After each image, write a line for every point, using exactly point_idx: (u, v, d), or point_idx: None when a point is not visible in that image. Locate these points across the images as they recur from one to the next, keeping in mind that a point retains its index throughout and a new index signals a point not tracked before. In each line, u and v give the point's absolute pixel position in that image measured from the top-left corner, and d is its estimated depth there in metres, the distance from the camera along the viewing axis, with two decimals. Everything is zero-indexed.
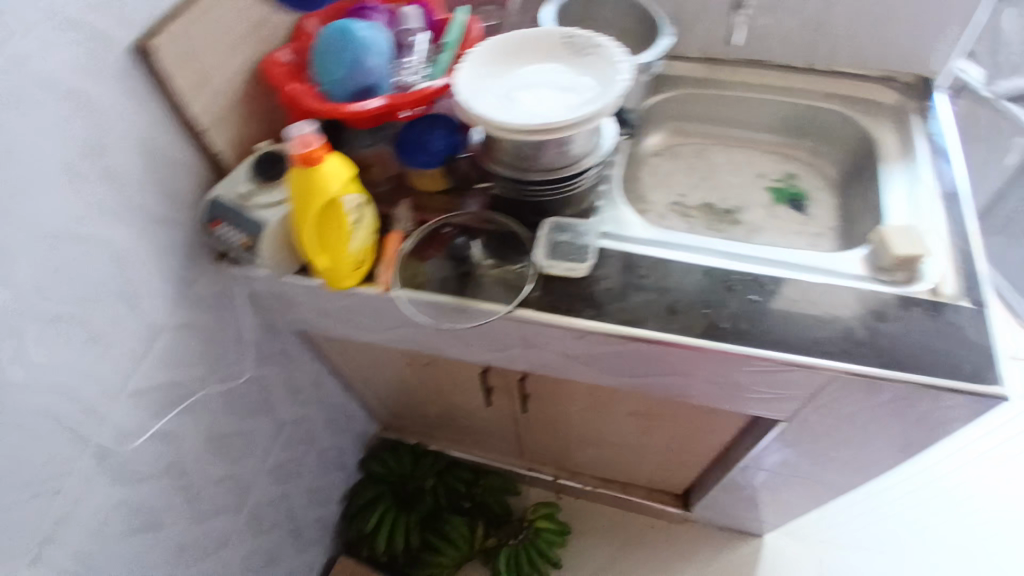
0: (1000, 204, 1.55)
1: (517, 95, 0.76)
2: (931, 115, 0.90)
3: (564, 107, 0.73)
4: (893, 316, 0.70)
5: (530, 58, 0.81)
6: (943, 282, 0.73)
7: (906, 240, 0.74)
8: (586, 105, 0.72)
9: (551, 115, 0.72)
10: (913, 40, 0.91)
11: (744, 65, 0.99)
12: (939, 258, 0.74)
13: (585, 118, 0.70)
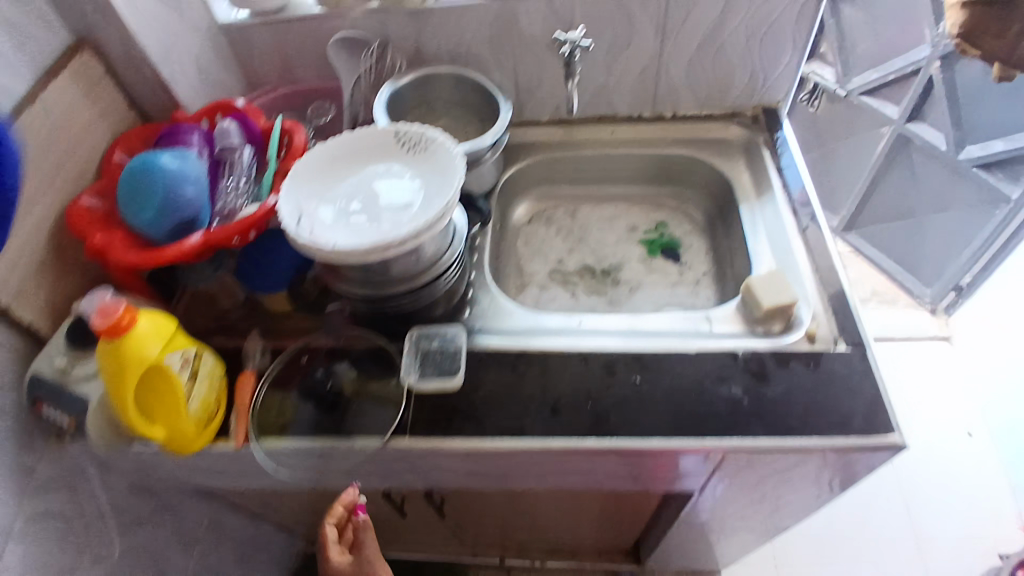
0: (881, 191, 1.60)
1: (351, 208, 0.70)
2: (779, 146, 0.91)
3: (396, 219, 0.68)
4: (776, 375, 0.67)
5: (362, 162, 0.75)
6: (818, 328, 0.71)
7: (776, 287, 0.72)
8: (416, 216, 0.67)
9: (387, 228, 0.66)
10: (751, 79, 0.91)
11: (595, 122, 0.98)
12: (810, 301, 0.74)
13: (415, 233, 0.64)
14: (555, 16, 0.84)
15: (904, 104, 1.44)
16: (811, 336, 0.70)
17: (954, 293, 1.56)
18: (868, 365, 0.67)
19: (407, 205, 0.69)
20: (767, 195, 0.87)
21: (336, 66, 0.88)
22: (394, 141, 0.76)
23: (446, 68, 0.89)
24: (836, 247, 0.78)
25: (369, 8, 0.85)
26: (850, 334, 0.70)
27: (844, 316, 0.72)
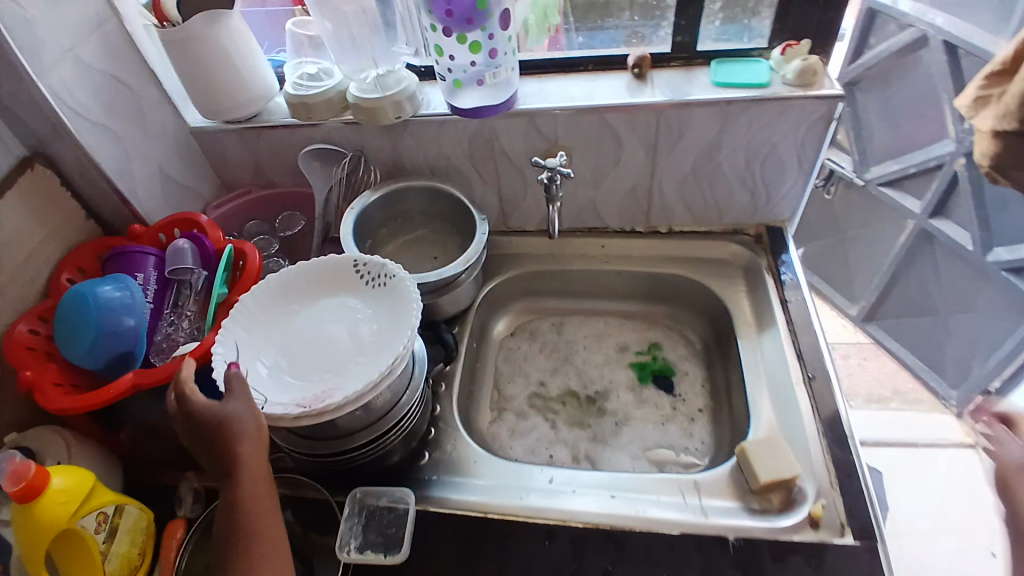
0: (900, 283, 1.52)
1: (301, 355, 0.66)
2: (783, 272, 0.84)
3: (345, 376, 0.63)
4: (772, 565, 0.59)
5: (320, 294, 0.71)
6: (822, 510, 0.62)
7: (774, 456, 0.65)
8: (366, 375, 0.62)
9: (332, 388, 0.61)
10: (753, 197, 0.84)
11: (584, 232, 0.92)
12: (815, 475, 0.66)
13: (359, 394, 0.59)
14: (539, 135, 0.80)
15: (925, 199, 1.37)
16: (814, 520, 0.62)
17: (983, 396, 1.43)
18: (878, 564, 0.58)
19: (360, 358, 0.64)
20: (768, 329, 0.80)
21: (309, 177, 0.84)
22: (355, 274, 0.71)
23: (422, 181, 0.85)
24: (846, 410, 0.71)
25: (345, 121, 0.81)
26: (858, 522, 0.62)
27: (848, 492, 0.64)
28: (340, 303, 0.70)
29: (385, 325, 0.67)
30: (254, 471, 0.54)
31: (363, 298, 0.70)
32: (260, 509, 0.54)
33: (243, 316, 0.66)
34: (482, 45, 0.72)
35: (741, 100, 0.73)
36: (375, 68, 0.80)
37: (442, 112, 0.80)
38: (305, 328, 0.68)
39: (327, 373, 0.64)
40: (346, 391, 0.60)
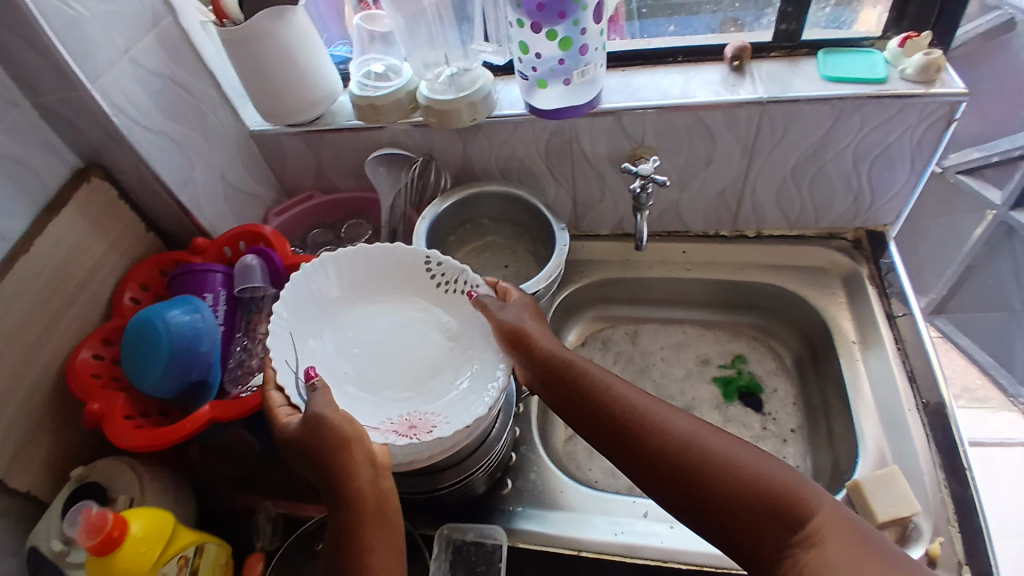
0: (975, 274, 1.43)
1: (388, 359, 0.65)
2: (887, 284, 0.78)
3: (429, 396, 0.62)
4: None
5: (396, 288, 0.69)
6: (940, 548, 0.60)
7: (891, 493, 0.60)
8: (462, 401, 0.60)
9: (429, 407, 0.61)
10: (857, 200, 0.77)
11: (663, 236, 0.86)
12: (931, 512, 0.62)
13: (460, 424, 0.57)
14: (624, 136, 0.74)
15: (1008, 191, 1.29)
16: (931, 559, 0.59)
17: None
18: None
19: (442, 375, 0.63)
20: (873, 346, 0.74)
21: (376, 182, 0.80)
22: (425, 271, 0.68)
23: (495, 185, 0.80)
24: (964, 436, 0.66)
25: (414, 123, 0.76)
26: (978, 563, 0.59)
27: (967, 529, 0.61)
28: (421, 300, 0.68)
29: (473, 330, 0.65)
30: (370, 477, 0.52)
31: (443, 297, 0.68)
32: (373, 510, 0.52)
33: (313, 325, 0.64)
34: (573, 43, 0.66)
35: (855, 96, 0.66)
36: (448, 66, 0.75)
37: (518, 112, 0.74)
38: (365, 331, 0.67)
39: (406, 390, 0.63)
40: (446, 418, 0.59)
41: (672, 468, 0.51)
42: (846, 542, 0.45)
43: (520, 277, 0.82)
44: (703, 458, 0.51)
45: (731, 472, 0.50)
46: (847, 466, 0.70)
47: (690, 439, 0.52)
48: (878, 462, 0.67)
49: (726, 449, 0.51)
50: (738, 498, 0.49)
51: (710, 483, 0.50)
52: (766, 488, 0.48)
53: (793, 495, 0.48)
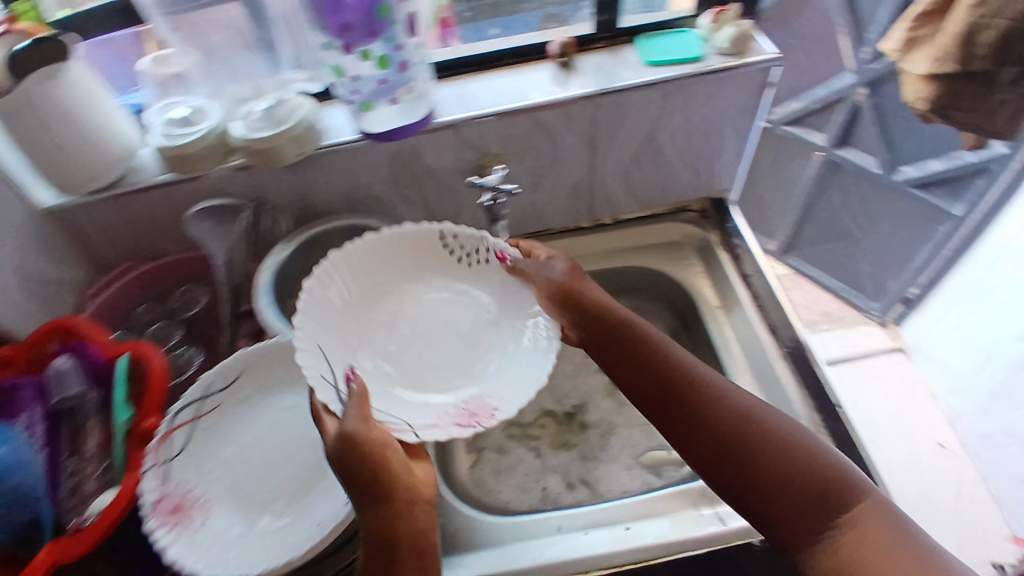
0: (815, 211, 1.58)
1: (429, 349, 0.64)
2: (736, 245, 0.81)
3: (485, 372, 0.62)
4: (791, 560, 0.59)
5: (410, 282, 0.68)
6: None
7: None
8: (513, 373, 0.61)
9: (468, 391, 0.61)
10: (698, 172, 0.80)
11: (528, 238, 0.85)
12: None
13: (503, 400, 0.58)
14: (467, 147, 0.71)
15: (828, 131, 1.42)
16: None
17: (902, 305, 1.55)
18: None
19: (488, 355, 0.63)
20: (735, 308, 0.77)
21: (207, 240, 0.72)
22: (442, 249, 0.68)
23: (343, 219, 0.75)
24: (829, 375, 0.70)
25: (234, 167, 0.68)
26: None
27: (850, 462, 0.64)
28: (430, 295, 0.68)
29: (493, 319, 0.66)
30: (411, 511, 0.51)
31: (465, 285, 0.68)
32: (410, 549, 0.50)
33: (351, 316, 0.63)
34: (390, 60, 0.61)
35: (677, 77, 0.68)
36: (263, 99, 0.67)
37: (351, 138, 0.68)
38: (405, 316, 0.66)
39: (458, 374, 0.62)
40: (503, 396, 0.59)
41: (720, 437, 0.52)
42: (878, 531, 0.46)
43: None
44: (757, 431, 0.52)
45: (783, 451, 0.50)
46: None
47: (749, 412, 0.53)
48: None
49: (780, 427, 0.52)
50: (801, 475, 0.49)
51: (756, 455, 0.51)
52: (810, 474, 0.49)
53: (841, 483, 0.49)
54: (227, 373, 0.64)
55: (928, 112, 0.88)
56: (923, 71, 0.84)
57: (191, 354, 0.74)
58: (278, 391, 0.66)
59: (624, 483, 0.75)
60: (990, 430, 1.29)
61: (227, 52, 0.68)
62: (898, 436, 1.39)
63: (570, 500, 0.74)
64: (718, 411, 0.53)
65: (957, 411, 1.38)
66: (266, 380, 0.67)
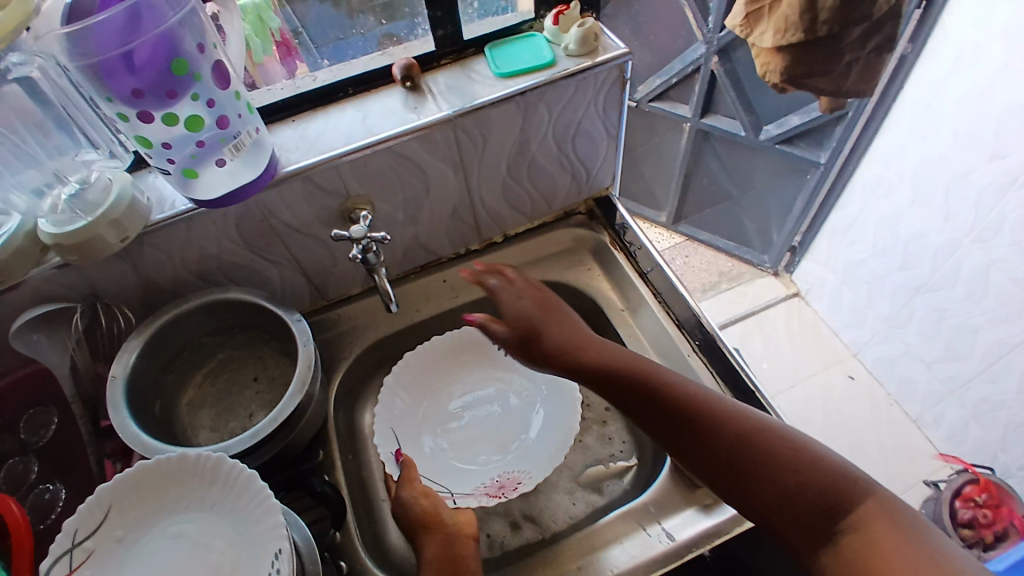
0: (696, 179, 1.64)
1: (474, 433, 0.76)
2: (629, 244, 0.80)
3: (518, 447, 0.74)
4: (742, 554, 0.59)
5: (455, 369, 0.79)
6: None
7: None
8: (544, 439, 0.73)
9: (505, 464, 0.73)
10: (577, 175, 0.78)
11: (418, 272, 0.80)
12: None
13: (531, 472, 0.70)
14: (325, 194, 0.64)
15: (693, 103, 1.45)
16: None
17: (790, 252, 1.64)
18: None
19: (523, 434, 0.75)
20: (640, 308, 0.77)
21: (39, 356, 0.61)
22: (487, 346, 0.79)
23: (195, 298, 0.65)
24: (727, 340, 0.70)
25: (54, 266, 0.58)
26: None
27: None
28: (477, 382, 0.79)
29: (527, 400, 0.77)
30: (454, 543, 0.61)
31: (501, 370, 0.79)
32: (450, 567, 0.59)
33: (408, 418, 0.74)
34: (205, 118, 0.53)
35: (533, 88, 0.64)
36: (65, 183, 0.56)
37: (183, 208, 0.59)
38: (472, 403, 0.78)
39: (495, 452, 0.74)
40: (530, 468, 0.70)
41: (723, 450, 0.54)
42: (888, 539, 0.46)
43: (276, 385, 0.70)
44: (760, 440, 0.53)
45: (788, 462, 0.51)
46: None
47: (747, 425, 0.54)
48: None
49: (784, 437, 0.53)
50: (801, 481, 0.50)
51: (760, 464, 0.52)
52: (820, 484, 0.50)
53: (851, 488, 0.49)
54: (90, 520, 0.48)
55: (783, 79, 0.90)
56: (769, 44, 0.84)
57: (56, 488, 0.61)
58: (163, 520, 0.50)
59: (570, 508, 0.72)
60: (892, 354, 1.44)
61: (11, 140, 0.54)
62: (812, 378, 1.53)
63: (517, 543, 0.70)
64: (710, 418, 0.55)
65: (859, 342, 1.53)
66: (141, 511, 0.50)
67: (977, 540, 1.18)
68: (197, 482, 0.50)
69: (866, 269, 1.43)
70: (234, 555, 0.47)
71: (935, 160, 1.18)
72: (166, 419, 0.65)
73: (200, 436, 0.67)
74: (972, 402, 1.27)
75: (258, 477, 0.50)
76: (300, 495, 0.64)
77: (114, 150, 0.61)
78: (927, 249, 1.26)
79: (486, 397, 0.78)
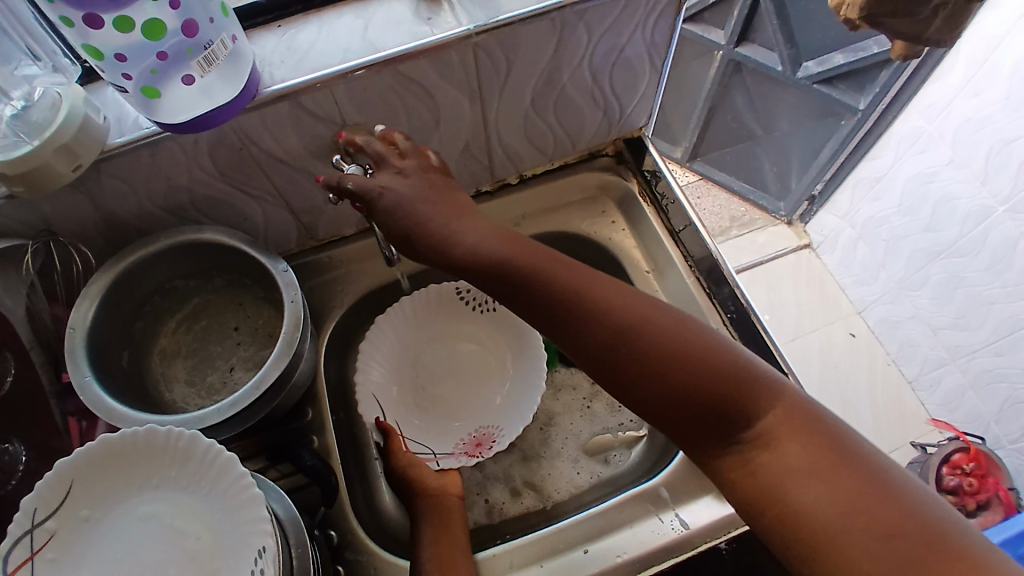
0: (719, 114, 1.52)
1: (447, 387, 0.71)
2: (660, 196, 0.71)
3: (494, 403, 0.69)
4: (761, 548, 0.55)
5: (429, 321, 0.72)
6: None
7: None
8: (518, 396, 0.68)
9: (477, 419, 0.69)
10: (608, 113, 0.68)
11: None
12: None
13: (506, 433, 0.66)
14: (315, 120, 0.54)
15: (728, 29, 1.32)
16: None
17: (808, 202, 1.56)
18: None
19: (499, 389, 0.70)
20: (666, 271, 0.70)
21: None
22: (459, 301, 0.72)
23: (161, 239, 0.56)
24: (762, 316, 0.64)
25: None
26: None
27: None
28: (450, 334, 0.72)
29: (502, 355, 0.71)
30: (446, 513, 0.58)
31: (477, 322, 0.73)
32: (445, 534, 0.56)
33: (404, 378, 0.70)
34: (168, 23, 0.42)
35: (573, 3, 0.53)
36: (7, 100, 0.47)
37: (147, 130, 0.49)
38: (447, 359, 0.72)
39: (470, 406, 0.70)
40: (503, 426, 0.67)
41: (621, 354, 0.47)
42: (795, 433, 0.42)
43: (259, 335, 0.63)
44: (664, 338, 0.46)
45: (697, 368, 0.44)
46: None
47: (632, 325, 0.47)
48: None
49: (689, 333, 0.46)
50: (684, 389, 0.45)
51: (664, 374, 0.45)
52: (723, 386, 0.44)
53: (749, 385, 0.44)
54: (51, 497, 0.43)
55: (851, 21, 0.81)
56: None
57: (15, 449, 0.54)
58: (131, 499, 0.44)
59: (573, 477, 0.68)
60: (898, 316, 1.40)
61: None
62: (813, 333, 1.50)
63: (517, 510, 0.66)
64: (594, 312, 0.47)
65: (866, 300, 1.48)
66: (109, 489, 0.44)
67: (960, 507, 1.19)
68: (172, 460, 0.44)
69: (887, 228, 1.36)
70: (212, 545, 0.42)
71: (983, 118, 1.09)
72: (137, 373, 0.58)
73: (174, 391, 0.60)
74: (975, 371, 1.25)
75: (239, 461, 0.44)
76: (285, 461, 0.58)
77: (57, 63, 0.51)
78: (955, 213, 1.19)
79: (461, 350, 0.72)
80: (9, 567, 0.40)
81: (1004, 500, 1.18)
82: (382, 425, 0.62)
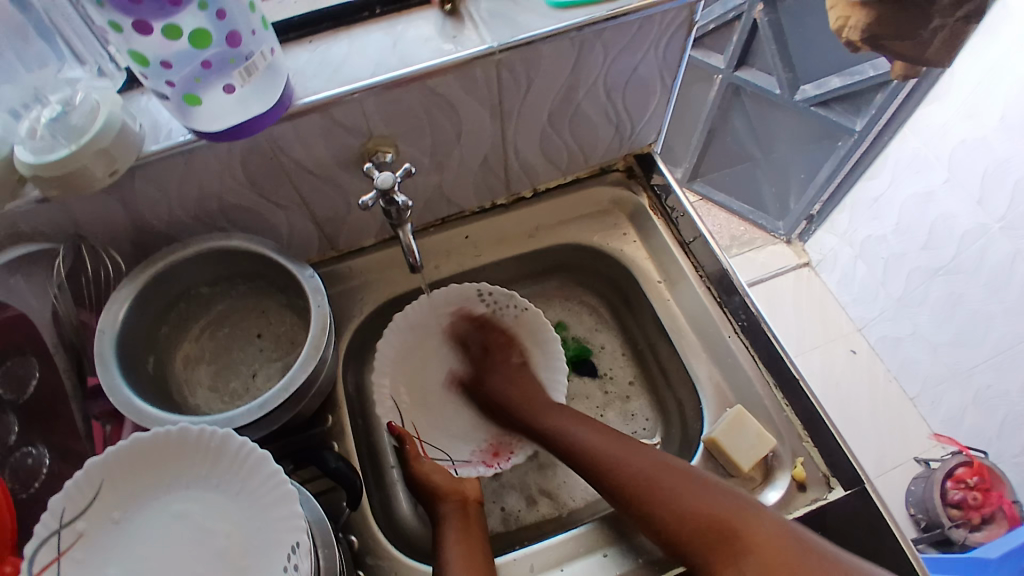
0: (719, 135, 1.56)
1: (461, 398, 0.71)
2: (671, 209, 0.74)
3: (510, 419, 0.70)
4: None
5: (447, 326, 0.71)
6: (804, 469, 0.61)
7: (744, 436, 0.61)
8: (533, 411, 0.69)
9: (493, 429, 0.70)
10: (620, 129, 0.71)
11: (438, 225, 0.73)
12: (785, 436, 0.63)
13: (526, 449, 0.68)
14: (344, 133, 0.56)
15: (727, 53, 1.37)
16: (801, 484, 0.61)
17: (807, 222, 1.60)
18: (873, 509, 0.58)
19: None
20: (678, 281, 0.72)
21: (15, 299, 0.55)
22: (479, 303, 0.70)
23: (188, 246, 0.57)
24: (773, 325, 0.66)
25: (33, 200, 0.50)
26: (843, 473, 0.60)
27: (821, 438, 0.62)
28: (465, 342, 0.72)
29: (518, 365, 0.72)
30: (473, 532, 0.58)
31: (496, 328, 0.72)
32: (463, 525, 0.58)
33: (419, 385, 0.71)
34: (213, 33, 0.44)
35: (592, 23, 0.55)
36: (46, 104, 0.49)
37: (181, 138, 0.51)
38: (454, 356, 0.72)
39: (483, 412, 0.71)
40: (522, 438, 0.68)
41: (617, 484, 0.58)
42: (776, 550, 0.50)
43: (282, 342, 0.65)
44: (674, 475, 0.56)
45: (689, 500, 0.54)
46: (692, 412, 0.69)
47: (626, 464, 0.59)
48: (719, 398, 0.66)
49: (676, 472, 0.57)
50: (677, 519, 0.54)
51: (664, 507, 0.55)
52: (718, 516, 0.53)
53: (733, 518, 0.52)
54: (79, 497, 0.43)
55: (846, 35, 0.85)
56: None
57: (39, 452, 0.55)
58: (162, 498, 0.44)
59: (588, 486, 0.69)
60: (898, 333, 1.42)
61: None
62: (814, 350, 1.52)
63: (533, 518, 0.67)
64: (593, 451, 0.61)
65: (866, 317, 1.50)
66: (137, 490, 0.44)
67: (964, 521, 1.20)
68: (203, 459, 0.45)
69: (885, 245, 1.39)
70: (241, 540, 0.42)
71: (977, 139, 1.13)
72: (161, 378, 0.59)
73: (197, 395, 0.62)
74: (975, 387, 1.27)
75: (271, 458, 0.45)
76: (307, 465, 0.59)
77: (103, 68, 0.53)
78: (953, 230, 1.22)
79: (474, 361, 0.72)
80: (35, 567, 0.40)
81: (1008, 513, 1.18)
82: (395, 429, 0.63)
